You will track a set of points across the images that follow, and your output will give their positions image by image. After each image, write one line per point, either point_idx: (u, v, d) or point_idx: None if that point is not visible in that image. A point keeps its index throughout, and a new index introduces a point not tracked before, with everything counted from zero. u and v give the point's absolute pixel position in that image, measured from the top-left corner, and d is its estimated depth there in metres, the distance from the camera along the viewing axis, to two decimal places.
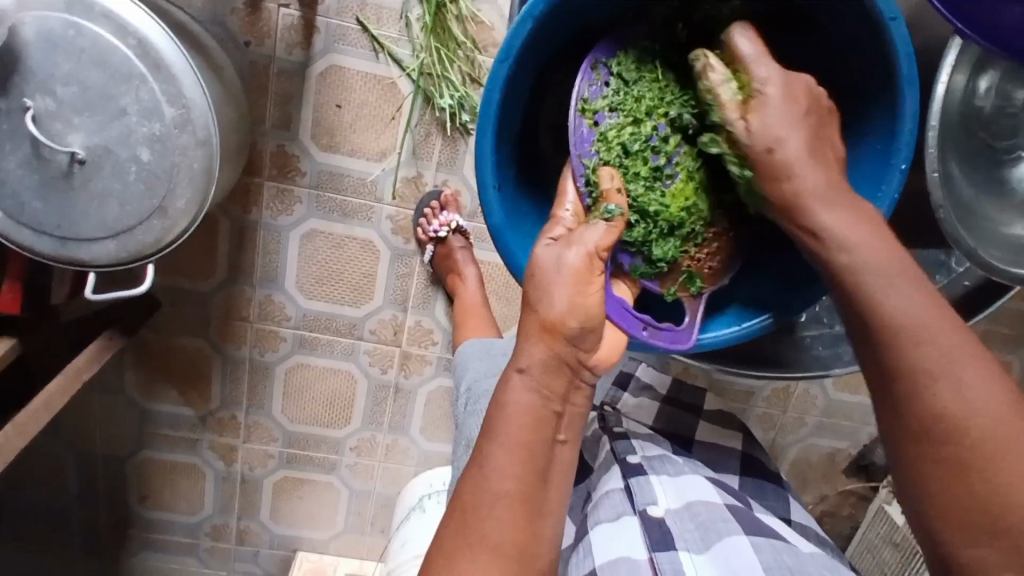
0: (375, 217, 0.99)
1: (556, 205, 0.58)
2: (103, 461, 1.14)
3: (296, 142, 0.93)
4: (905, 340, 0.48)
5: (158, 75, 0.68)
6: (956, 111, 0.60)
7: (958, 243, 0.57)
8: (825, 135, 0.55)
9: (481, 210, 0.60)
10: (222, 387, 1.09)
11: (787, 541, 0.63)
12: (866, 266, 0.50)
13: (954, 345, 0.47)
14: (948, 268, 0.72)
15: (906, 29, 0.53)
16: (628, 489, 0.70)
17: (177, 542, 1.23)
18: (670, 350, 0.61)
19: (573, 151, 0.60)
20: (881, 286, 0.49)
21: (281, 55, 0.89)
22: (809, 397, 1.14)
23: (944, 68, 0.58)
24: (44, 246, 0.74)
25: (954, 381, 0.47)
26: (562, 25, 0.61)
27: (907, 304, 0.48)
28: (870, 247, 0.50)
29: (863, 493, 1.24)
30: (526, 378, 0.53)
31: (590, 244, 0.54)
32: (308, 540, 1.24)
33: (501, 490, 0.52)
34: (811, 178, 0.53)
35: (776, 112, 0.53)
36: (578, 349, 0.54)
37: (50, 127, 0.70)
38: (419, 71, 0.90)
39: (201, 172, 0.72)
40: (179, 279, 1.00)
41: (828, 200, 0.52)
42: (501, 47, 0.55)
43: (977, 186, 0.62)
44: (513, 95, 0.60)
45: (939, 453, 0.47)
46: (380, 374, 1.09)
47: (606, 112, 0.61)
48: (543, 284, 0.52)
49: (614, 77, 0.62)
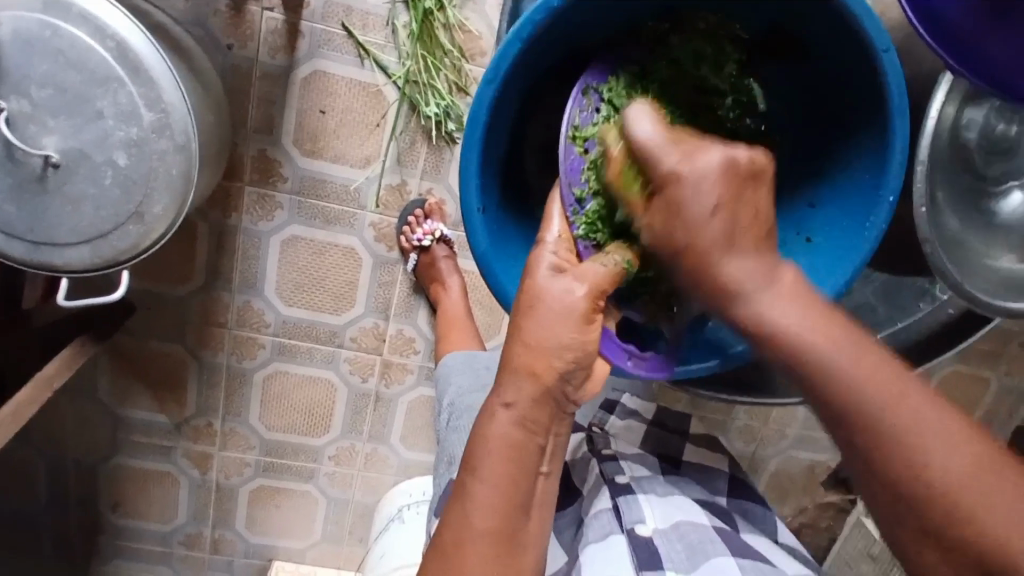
0: (358, 225, 0.98)
1: (542, 230, 0.56)
2: (75, 468, 1.11)
3: (278, 147, 0.92)
4: (846, 405, 0.42)
5: (138, 79, 0.67)
6: (946, 144, 0.60)
7: (944, 277, 0.58)
8: (753, 215, 0.46)
9: (466, 236, 0.59)
10: (198, 394, 1.07)
11: (772, 564, 0.63)
12: (804, 342, 0.43)
13: (920, 407, 0.41)
14: (931, 296, 0.72)
15: (899, 62, 0.52)
16: (617, 509, 0.68)
17: (151, 550, 1.20)
18: (651, 379, 0.59)
19: (562, 179, 0.58)
20: (831, 359, 0.42)
21: (264, 59, 0.88)
22: (789, 410, 1.15)
23: (935, 102, 0.59)
24: (15, 249, 0.72)
25: (928, 457, 0.40)
26: (549, 45, 0.60)
27: (855, 356, 0.42)
28: (818, 334, 0.43)
29: (843, 505, 1.24)
30: (512, 413, 0.51)
31: (593, 283, 0.51)
32: (284, 549, 1.22)
33: (493, 513, 0.50)
34: (739, 267, 0.44)
35: (686, 208, 0.45)
36: (567, 383, 0.52)
37: (24, 129, 0.68)
38: (405, 79, 0.89)
39: (179, 178, 0.70)
40: (155, 283, 0.98)
41: (764, 281, 0.44)
42: (484, 72, 0.55)
43: (967, 218, 0.63)
44: (499, 116, 0.59)
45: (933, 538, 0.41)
46: (360, 383, 1.08)
47: (595, 140, 0.58)
48: (541, 320, 0.50)
49: (604, 103, 0.60)
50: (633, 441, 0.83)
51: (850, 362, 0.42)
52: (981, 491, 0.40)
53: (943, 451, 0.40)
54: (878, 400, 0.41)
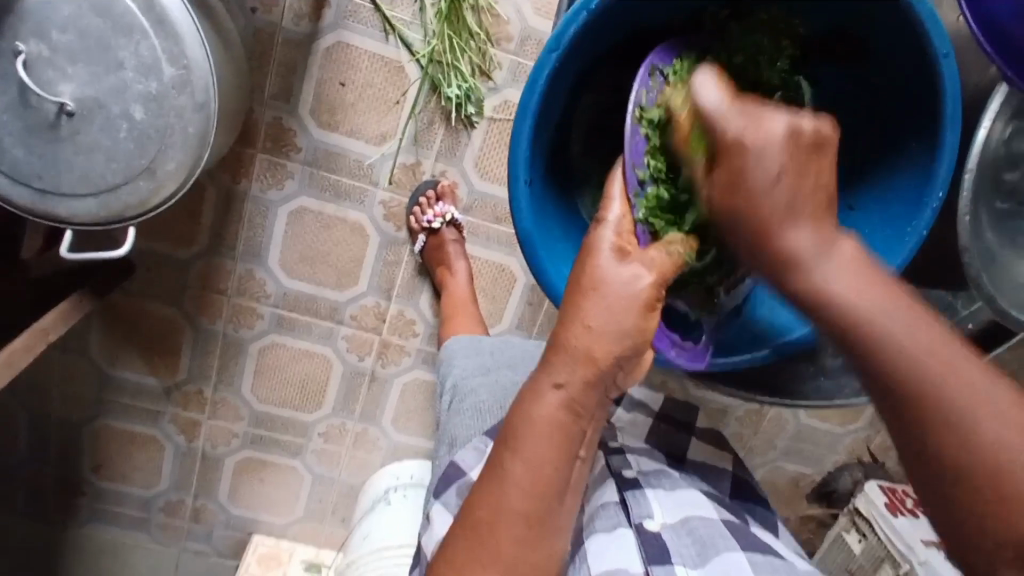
0: (368, 201, 0.97)
1: (602, 208, 0.55)
2: (59, 426, 1.10)
3: (294, 116, 0.91)
4: (864, 334, 0.41)
5: (161, 32, 0.65)
6: (996, 160, 0.61)
7: (978, 289, 0.59)
8: (821, 181, 0.45)
9: (510, 208, 0.59)
10: (191, 360, 1.05)
11: (783, 557, 0.64)
12: (861, 310, 0.41)
13: (970, 371, 0.40)
14: (954, 310, 0.70)
15: (957, 70, 0.53)
16: (625, 502, 0.67)
17: (130, 516, 1.19)
18: (692, 368, 0.64)
19: (627, 160, 0.57)
20: (888, 330, 0.41)
21: (288, 25, 0.86)
22: (780, 421, 1.16)
23: (987, 114, 0.60)
24: (20, 196, 0.70)
25: (976, 418, 0.40)
26: (610, 25, 0.60)
27: (908, 329, 0.41)
28: (870, 295, 0.42)
29: (823, 519, 1.27)
30: (563, 395, 0.49)
31: (660, 272, 0.51)
32: (265, 524, 1.21)
33: (521, 499, 0.48)
34: (801, 237, 0.43)
35: (748, 176, 0.44)
36: (618, 367, 0.51)
37: (41, 74, 0.66)
38: (429, 57, 0.88)
39: (195, 136, 0.69)
40: (158, 244, 0.96)
41: (820, 249, 0.43)
42: (550, 38, 0.54)
43: (1008, 234, 0.64)
44: (555, 93, 0.60)
45: (971, 507, 0.40)
46: (356, 361, 1.07)
47: (659, 121, 0.59)
48: (606, 302, 0.49)
49: (669, 85, 0.60)
50: (638, 435, 0.82)
51: (904, 335, 0.41)
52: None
53: (998, 419, 0.39)
54: (935, 364, 0.40)
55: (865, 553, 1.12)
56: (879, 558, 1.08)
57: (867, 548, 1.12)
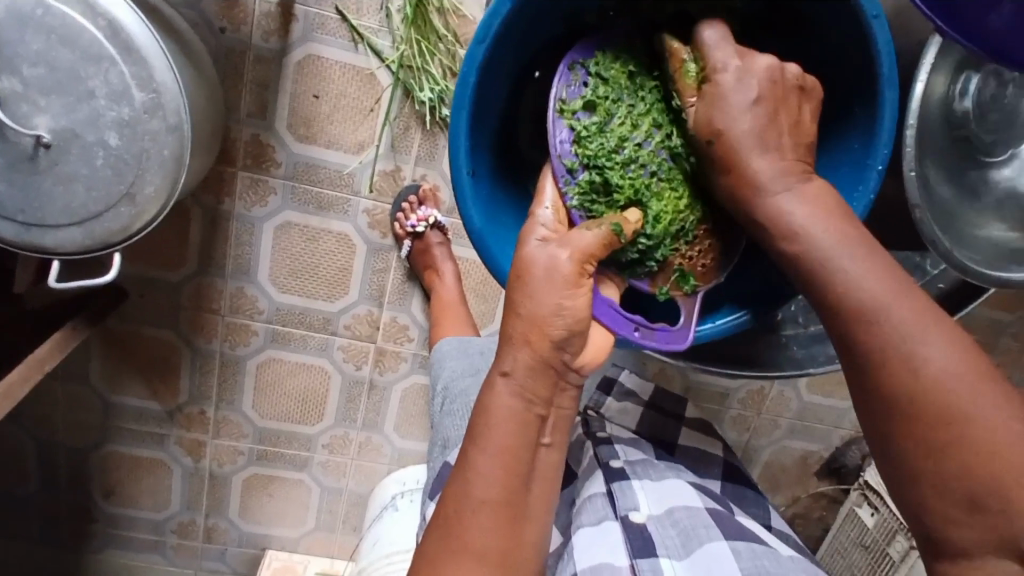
0: (352, 211, 0.97)
1: (534, 205, 0.58)
2: (67, 455, 1.11)
3: (272, 132, 0.91)
4: (869, 318, 0.48)
5: (130, 58, 0.66)
6: (934, 115, 0.62)
7: (934, 244, 0.58)
8: (795, 120, 0.55)
9: (459, 210, 0.60)
10: (191, 381, 1.06)
11: (768, 545, 0.62)
12: (821, 248, 0.50)
13: (914, 316, 0.47)
14: (924, 270, 0.72)
15: (888, 27, 0.53)
16: (611, 493, 0.68)
17: (143, 539, 1.20)
18: (664, 350, 0.58)
19: (552, 153, 0.59)
20: (845, 271, 0.49)
21: (258, 42, 0.87)
22: (783, 400, 1.15)
23: (923, 68, 0.58)
24: (6, 231, 0.71)
25: (915, 351, 0.46)
26: (540, 18, 0.61)
27: (863, 270, 0.49)
28: (826, 234, 0.50)
29: (835, 495, 1.27)
30: (511, 383, 0.51)
31: (582, 248, 0.51)
32: (278, 538, 1.22)
33: (493, 484, 0.50)
34: (767, 168, 0.53)
35: (729, 102, 0.53)
36: (565, 352, 0.51)
37: (15, 109, 0.67)
38: (399, 63, 0.89)
39: (172, 159, 0.70)
40: (148, 268, 0.97)
41: (785, 182, 0.53)
42: (475, 33, 0.55)
43: (955, 190, 0.64)
44: (488, 87, 0.60)
45: (915, 433, 0.46)
46: (354, 370, 1.07)
47: (583, 113, 0.60)
48: (530, 290, 0.50)
49: (592, 77, 0.61)
50: (629, 423, 0.83)
51: (857, 273, 0.49)
52: (963, 396, 0.45)
53: (936, 357, 0.46)
54: (879, 306, 0.47)
55: (878, 527, 1.11)
56: (892, 529, 1.08)
57: (879, 521, 1.11)
